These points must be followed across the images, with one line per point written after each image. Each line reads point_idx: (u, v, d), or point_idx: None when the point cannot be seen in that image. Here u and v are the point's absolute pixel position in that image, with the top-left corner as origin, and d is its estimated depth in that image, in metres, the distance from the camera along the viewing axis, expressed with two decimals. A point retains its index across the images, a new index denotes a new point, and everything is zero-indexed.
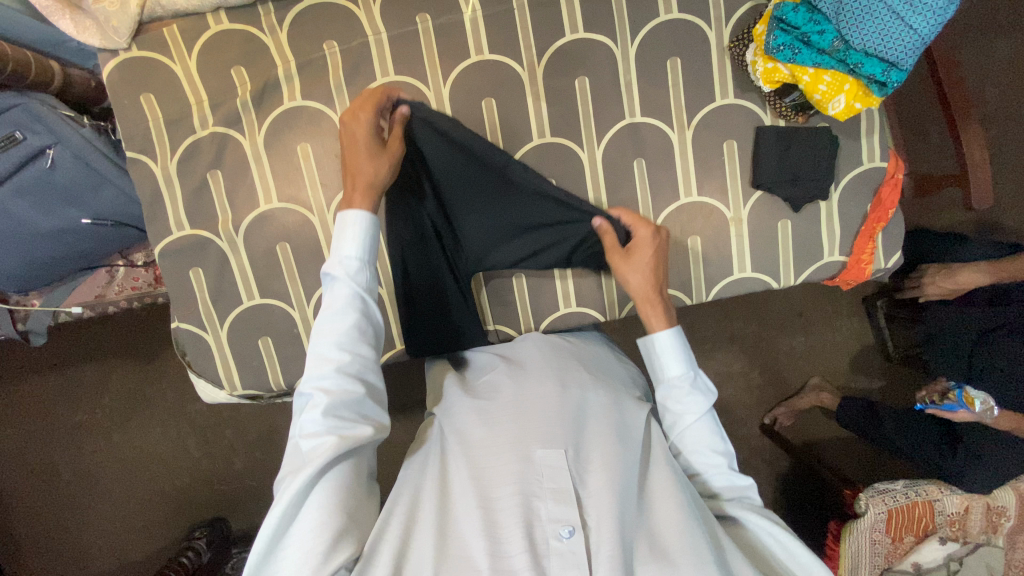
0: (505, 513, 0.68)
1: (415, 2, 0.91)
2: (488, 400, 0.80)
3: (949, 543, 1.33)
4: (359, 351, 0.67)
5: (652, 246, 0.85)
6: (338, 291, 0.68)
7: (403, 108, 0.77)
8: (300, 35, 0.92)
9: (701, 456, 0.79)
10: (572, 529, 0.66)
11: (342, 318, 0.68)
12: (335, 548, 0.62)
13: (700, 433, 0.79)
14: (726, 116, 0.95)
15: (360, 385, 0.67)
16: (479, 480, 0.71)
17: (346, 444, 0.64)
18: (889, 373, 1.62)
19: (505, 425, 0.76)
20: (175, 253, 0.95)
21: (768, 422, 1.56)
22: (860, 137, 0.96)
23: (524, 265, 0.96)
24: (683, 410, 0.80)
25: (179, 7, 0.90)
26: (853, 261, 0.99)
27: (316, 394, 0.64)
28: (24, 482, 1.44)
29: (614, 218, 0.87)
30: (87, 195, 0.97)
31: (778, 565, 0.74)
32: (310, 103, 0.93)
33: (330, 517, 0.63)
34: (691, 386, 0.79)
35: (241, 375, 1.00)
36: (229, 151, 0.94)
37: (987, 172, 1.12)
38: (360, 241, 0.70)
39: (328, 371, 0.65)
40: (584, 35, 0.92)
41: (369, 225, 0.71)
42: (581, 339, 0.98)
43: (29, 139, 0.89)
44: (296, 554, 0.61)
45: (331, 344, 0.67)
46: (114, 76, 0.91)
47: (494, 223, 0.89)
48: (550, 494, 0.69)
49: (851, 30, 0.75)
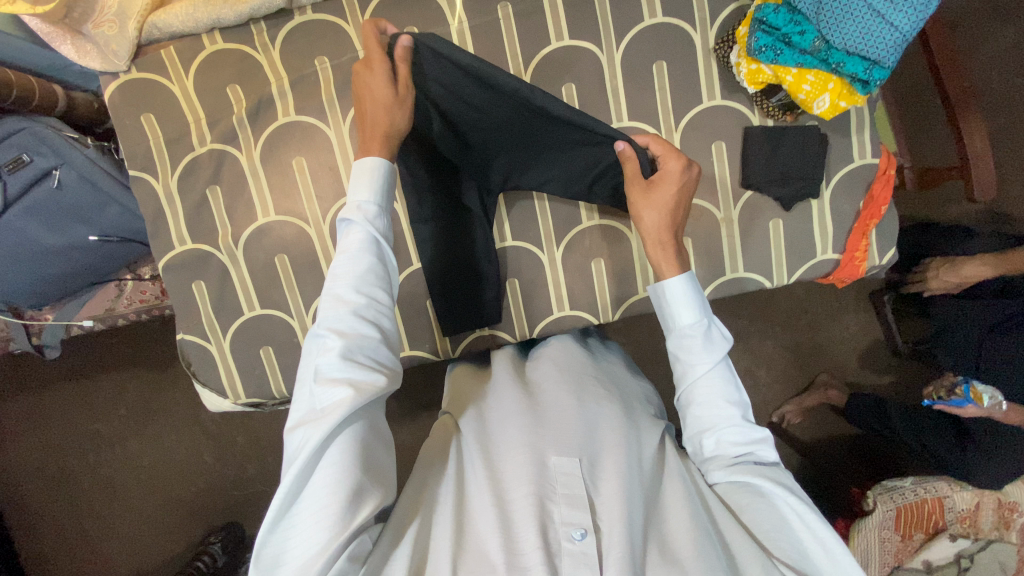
0: (520, 518, 0.69)
1: (402, 16, 0.93)
2: (507, 409, 0.82)
3: (959, 540, 1.31)
4: (374, 294, 0.69)
5: (678, 182, 0.79)
6: (354, 234, 0.71)
7: (404, 41, 0.71)
8: (292, 51, 0.94)
9: (715, 409, 0.75)
10: (584, 531, 0.67)
11: (357, 262, 0.70)
12: (355, 504, 0.63)
13: (714, 384, 0.76)
14: (714, 118, 0.95)
15: (376, 330, 0.68)
16: (495, 484, 0.73)
17: (362, 387, 0.64)
18: (897, 368, 1.59)
19: (522, 431, 0.77)
20: (178, 266, 0.98)
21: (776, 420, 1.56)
22: (851, 134, 0.96)
23: (547, 188, 0.94)
24: (695, 360, 0.77)
25: (175, 29, 0.92)
26: (847, 258, 0.98)
27: (331, 336, 0.66)
28: (45, 490, 1.49)
29: (640, 144, 0.79)
30: (93, 213, 1.00)
31: (797, 542, 0.70)
32: (303, 118, 0.95)
33: (347, 473, 0.63)
34: (704, 333, 0.76)
35: (244, 384, 1.02)
36: (227, 166, 0.96)
37: (989, 163, 1.09)
38: (376, 187, 0.73)
39: (343, 313, 0.67)
40: (569, 42, 0.93)
41: (386, 173, 0.74)
42: (601, 351, 0.98)
43: (36, 161, 0.93)
44: (314, 514, 0.61)
45: (346, 288, 0.68)
46: (116, 98, 0.94)
47: (510, 148, 0.85)
48: (563, 498, 0.70)
49: (833, 30, 0.75)
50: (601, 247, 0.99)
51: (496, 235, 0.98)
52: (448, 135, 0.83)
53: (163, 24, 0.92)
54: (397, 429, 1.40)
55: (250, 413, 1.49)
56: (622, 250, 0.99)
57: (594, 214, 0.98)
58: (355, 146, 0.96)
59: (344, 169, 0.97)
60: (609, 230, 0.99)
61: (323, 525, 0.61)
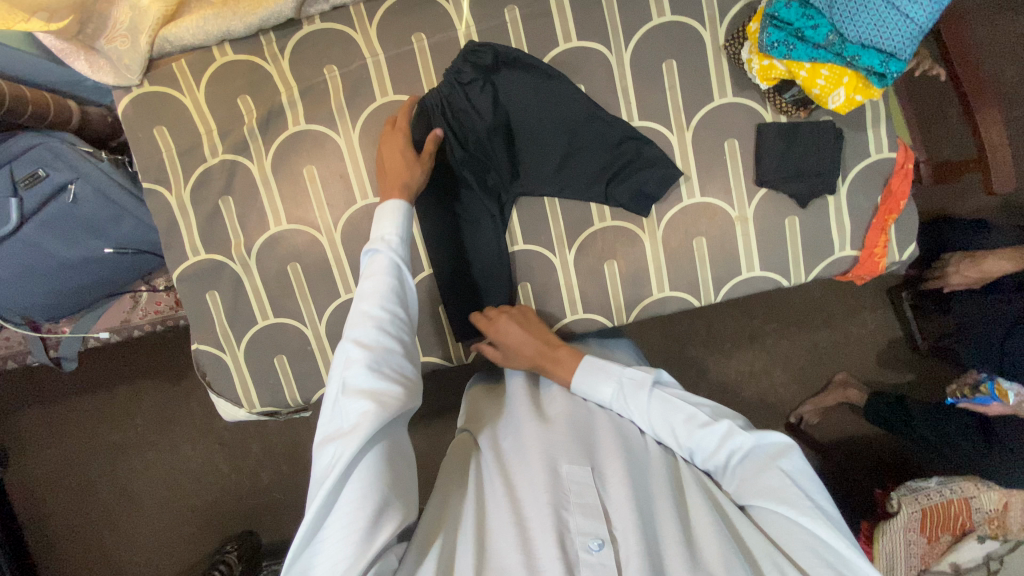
0: (538, 531, 0.67)
1: (410, 23, 0.93)
2: (521, 429, 0.82)
3: (988, 542, 1.28)
4: (398, 310, 0.70)
5: (511, 318, 0.90)
6: (378, 257, 0.73)
7: (436, 130, 0.87)
8: (301, 61, 0.95)
9: (676, 437, 0.78)
10: (601, 542, 0.65)
11: (381, 281, 0.71)
12: (378, 520, 0.61)
13: (659, 414, 0.79)
14: (725, 116, 0.94)
15: (399, 344, 0.69)
16: (512, 497, 0.72)
17: (387, 400, 0.64)
18: (917, 365, 1.57)
19: (534, 448, 0.77)
20: (191, 277, 0.99)
21: (794, 421, 1.53)
22: (866, 128, 0.94)
23: (555, 177, 0.95)
24: (631, 402, 0.81)
25: (186, 42, 0.93)
26: (866, 255, 0.96)
27: (357, 348, 0.67)
28: (64, 502, 1.50)
29: (646, 137, 0.94)
30: (108, 226, 1.01)
31: (813, 546, 0.65)
32: (313, 127, 0.96)
33: (374, 487, 0.62)
34: (621, 379, 0.83)
35: (258, 393, 1.02)
36: (238, 177, 0.97)
37: (1008, 156, 1.07)
38: (398, 221, 0.76)
39: (368, 327, 0.68)
40: (577, 43, 0.93)
41: (405, 212, 0.78)
42: (614, 352, 0.97)
43: (52, 176, 0.94)
44: (339, 526, 0.60)
45: (371, 304, 0.70)
46: (129, 111, 0.95)
47: (530, 126, 0.94)
48: (577, 509, 0.69)
49: (846, 23, 0.73)
50: (614, 248, 0.98)
51: (507, 239, 0.98)
52: (474, 112, 0.91)
53: (174, 38, 0.93)
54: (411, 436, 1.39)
55: (264, 422, 1.49)
56: (635, 252, 0.98)
57: (606, 216, 0.97)
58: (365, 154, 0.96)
59: (354, 178, 0.97)
60: (622, 231, 0.97)
61: (348, 541, 0.59)
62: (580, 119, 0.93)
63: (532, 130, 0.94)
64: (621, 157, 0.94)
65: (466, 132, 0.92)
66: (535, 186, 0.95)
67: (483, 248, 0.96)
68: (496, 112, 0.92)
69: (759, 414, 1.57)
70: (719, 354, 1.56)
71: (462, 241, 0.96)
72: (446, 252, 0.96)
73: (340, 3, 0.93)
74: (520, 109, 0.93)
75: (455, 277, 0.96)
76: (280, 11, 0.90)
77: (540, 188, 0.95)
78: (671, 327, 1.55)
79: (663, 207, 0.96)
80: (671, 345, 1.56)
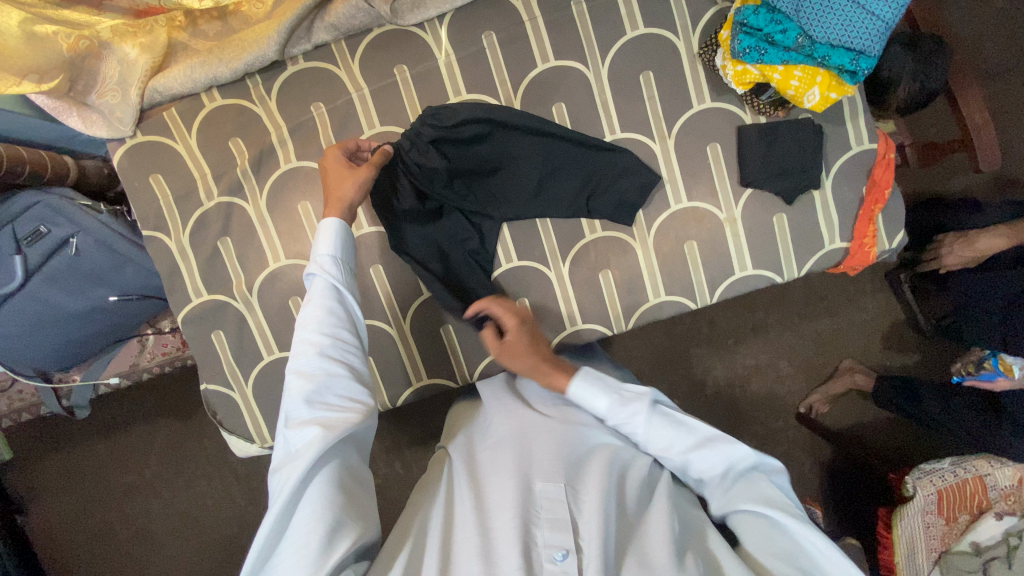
0: (502, 542, 0.68)
1: (391, 55, 0.95)
2: (500, 440, 0.83)
3: (1006, 518, 1.28)
4: (339, 333, 0.71)
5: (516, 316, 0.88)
6: (316, 282, 0.74)
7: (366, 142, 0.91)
8: (288, 101, 0.97)
9: (676, 450, 0.77)
10: (565, 552, 0.67)
11: (320, 306, 0.73)
12: (333, 536, 0.62)
13: (660, 430, 0.78)
14: (706, 121, 0.96)
15: (342, 367, 0.70)
16: (480, 511, 0.73)
17: (331, 427, 0.65)
18: (920, 346, 1.58)
19: (507, 462, 0.78)
20: (196, 319, 1.00)
21: (804, 411, 1.54)
22: (846, 122, 0.96)
23: (540, 202, 0.97)
24: (631, 419, 0.79)
25: (174, 91, 0.96)
26: (856, 246, 0.97)
27: (298, 379, 0.68)
28: (83, 545, 1.51)
29: (624, 148, 0.96)
30: (111, 274, 1.03)
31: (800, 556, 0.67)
32: (305, 164, 0.98)
33: (324, 508, 0.63)
34: (619, 399, 0.81)
35: (270, 427, 1.04)
36: (235, 218, 0.99)
37: (991, 134, 1.09)
38: (334, 240, 0.77)
39: (310, 355, 0.70)
40: (555, 63, 0.95)
41: (341, 228, 0.79)
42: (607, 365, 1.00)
43: (53, 232, 0.96)
44: (292, 544, 0.62)
45: (312, 331, 0.71)
46: (125, 163, 0.97)
47: (516, 155, 0.95)
48: (547, 522, 0.70)
49: (814, 25, 0.75)
50: (607, 258, 0.99)
51: (501, 256, 0.99)
52: (460, 148, 0.93)
53: (163, 88, 0.95)
54: (422, 457, 1.40)
55: None
56: (628, 260, 0.99)
57: (596, 228, 0.99)
58: None
59: None
60: (614, 241, 0.99)
61: (302, 562, 0.60)
62: (559, 140, 0.95)
63: (500, 161, 0.95)
64: (599, 172, 0.96)
65: (429, 179, 0.93)
66: (523, 210, 0.97)
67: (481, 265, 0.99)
68: (452, 155, 0.93)
69: (768, 406, 1.57)
70: (722, 350, 1.57)
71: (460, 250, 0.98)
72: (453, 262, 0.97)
73: (321, 42, 0.95)
74: (475, 149, 0.94)
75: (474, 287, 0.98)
76: (263, 54, 0.93)
77: (528, 211, 0.97)
78: (673, 328, 1.56)
79: (651, 214, 0.98)
80: (674, 344, 1.57)
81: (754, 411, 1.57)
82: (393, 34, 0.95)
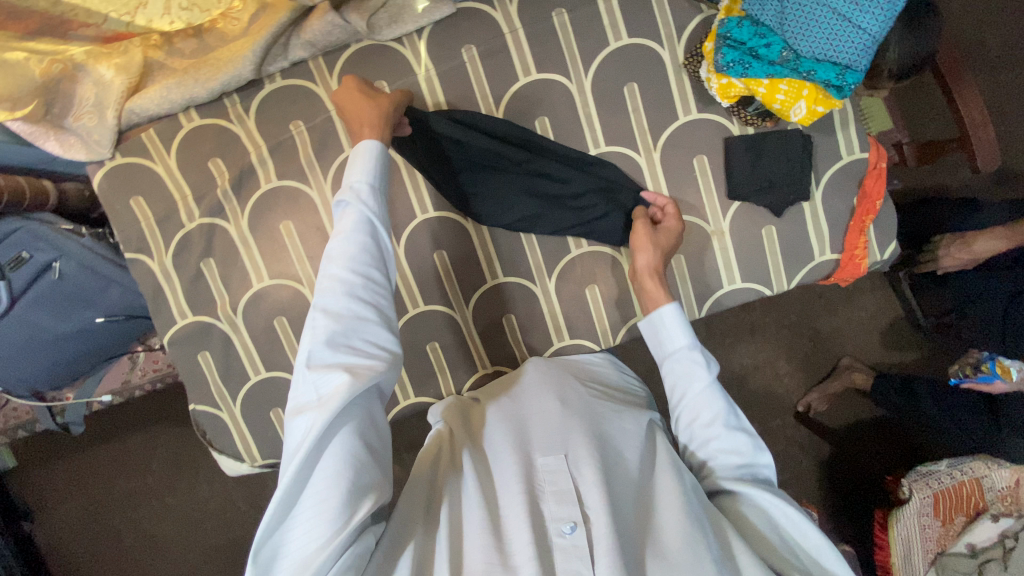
0: (511, 519, 0.68)
1: (369, 71, 0.93)
2: (500, 424, 0.83)
3: (1002, 519, 1.29)
4: (371, 273, 0.67)
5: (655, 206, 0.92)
6: (349, 213, 0.69)
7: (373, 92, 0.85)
8: (266, 119, 0.95)
9: (710, 421, 0.77)
10: (573, 525, 0.66)
11: (351, 242, 0.68)
12: (353, 494, 0.62)
13: (707, 400, 0.77)
14: (692, 133, 0.94)
15: (372, 310, 0.66)
16: (486, 494, 0.73)
17: (360, 374, 0.63)
18: (918, 344, 1.56)
19: (508, 442, 0.78)
20: (182, 340, 1.00)
21: (801, 410, 1.53)
22: (836, 131, 0.93)
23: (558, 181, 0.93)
24: (688, 378, 0.79)
25: (152, 112, 0.94)
26: (847, 257, 0.95)
27: (325, 317, 0.65)
28: (88, 551, 1.53)
29: (608, 162, 0.94)
30: (96, 297, 1.03)
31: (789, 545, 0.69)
32: (285, 183, 0.97)
33: (346, 463, 0.63)
34: (692, 355, 0.80)
35: (259, 447, 1.04)
36: (217, 239, 0.98)
37: (989, 132, 1.06)
38: (370, 169, 0.72)
39: (338, 295, 0.66)
40: (537, 76, 0.93)
41: (380, 155, 0.74)
42: (605, 356, 0.99)
43: (35, 256, 0.95)
44: (314, 499, 0.61)
45: (341, 268, 0.67)
46: (106, 185, 0.96)
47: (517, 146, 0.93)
48: (552, 496, 0.69)
49: (799, 40, 0.73)
50: (594, 274, 0.98)
51: (487, 272, 0.98)
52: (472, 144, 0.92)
53: (139, 109, 0.94)
54: None
55: None
56: (615, 275, 0.98)
57: (582, 243, 0.97)
58: None
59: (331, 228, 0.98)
60: (600, 256, 0.98)
61: (323, 518, 0.60)
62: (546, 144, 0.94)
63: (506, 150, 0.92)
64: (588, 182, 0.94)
65: (487, 151, 0.91)
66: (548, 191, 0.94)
67: (466, 282, 0.99)
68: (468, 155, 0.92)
69: (765, 408, 1.56)
70: (718, 353, 1.56)
71: (542, 202, 0.94)
72: (543, 220, 0.95)
73: (298, 59, 0.93)
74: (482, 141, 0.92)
75: (576, 229, 0.95)
76: (240, 74, 0.91)
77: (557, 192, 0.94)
78: None
79: None
80: None
81: (750, 413, 1.57)
82: (371, 49, 0.93)
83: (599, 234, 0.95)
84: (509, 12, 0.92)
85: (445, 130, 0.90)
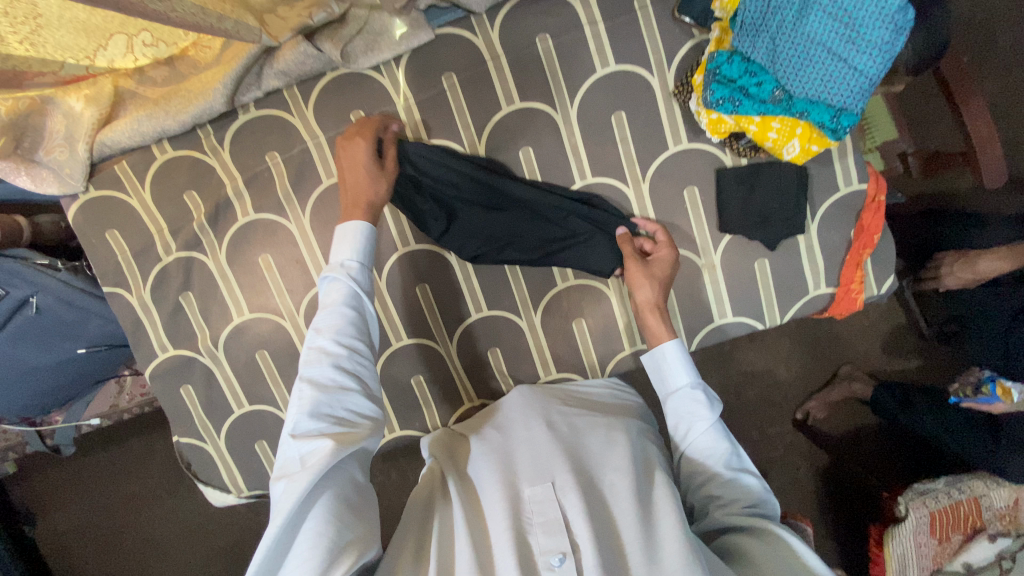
0: (499, 549, 0.64)
1: (347, 101, 0.91)
2: (486, 452, 0.78)
3: (1000, 540, 1.20)
4: (355, 345, 0.68)
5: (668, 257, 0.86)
6: (337, 288, 0.71)
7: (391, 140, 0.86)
8: (241, 150, 0.93)
9: (715, 461, 0.73)
10: (562, 556, 0.61)
11: (337, 313, 0.69)
12: (336, 552, 0.58)
13: (712, 440, 0.74)
14: (681, 163, 0.91)
15: (356, 381, 0.67)
16: (474, 523, 0.68)
17: (342, 443, 0.62)
18: (923, 351, 1.40)
19: (493, 470, 0.74)
20: (163, 373, 0.99)
21: (800, 418, 1.40)
22: (833, 161, 0.90)
23: (534, 220, 0.91)
24: (693, 418, 0.76)
25: (124, 144, 0.92)
26: (842, 292, 0.92)
27: (308, 388, 0.65)
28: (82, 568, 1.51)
29: (592, 193, 0.91)
30: (77, 329, 1.01)
31: None
32: (262, 216, 0.94)
33: (330, 523, 0.59)
34: (699, 394, 0.77)
35: (245, 478, 1.03)
36: (195, 272, 0.96)
37: (997, 150, 0.94)
38: (358, 247, 0.74)
39: (323, 365, 0.66)
40: (520, 105, 0.90)
41: (368, 234, 0.76)
42: (602, 382, 0.94)
43: (12, 292, 0.94)
44: (295, 566, 0.57)
45: (326, 339, 0.68)
46: (80, 219, 0.95)
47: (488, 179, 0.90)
48: (540, 527, 0.65)
49: (792, 80, 0.73)
50: (581, 306, 0.96)
51: (470, 306, 0.96)
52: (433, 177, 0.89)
53: (111, 141, 0.91)
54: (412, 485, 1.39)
55: None
56: (603, 308, 0.95)
57: (568, 276, 0.95)
58: (318, 237, 0.94)
59: (311, 261, 0.95)
60: (586, 289, 0.95)
61: None
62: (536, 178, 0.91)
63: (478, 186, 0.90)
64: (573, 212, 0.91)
65: (459, 173, 0.89)
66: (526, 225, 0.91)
67: (450, 315, 0.96)
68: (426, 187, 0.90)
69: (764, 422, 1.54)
70: None
71: (520, 221, 0.91)
72: (515, 246, 0.91)
73: (273, 88, 0.90)
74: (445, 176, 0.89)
75: (561, 249, 0.91)
76: (212, 106, 0.88)
77: (526, 227, 0.91)
78: None
79: None
80: None
81: None
82: (348, 78, 0.90)
83: (582, 255, 0.91)
84: (492, 38, 0.88)
85: (420, 153, 0.88)
